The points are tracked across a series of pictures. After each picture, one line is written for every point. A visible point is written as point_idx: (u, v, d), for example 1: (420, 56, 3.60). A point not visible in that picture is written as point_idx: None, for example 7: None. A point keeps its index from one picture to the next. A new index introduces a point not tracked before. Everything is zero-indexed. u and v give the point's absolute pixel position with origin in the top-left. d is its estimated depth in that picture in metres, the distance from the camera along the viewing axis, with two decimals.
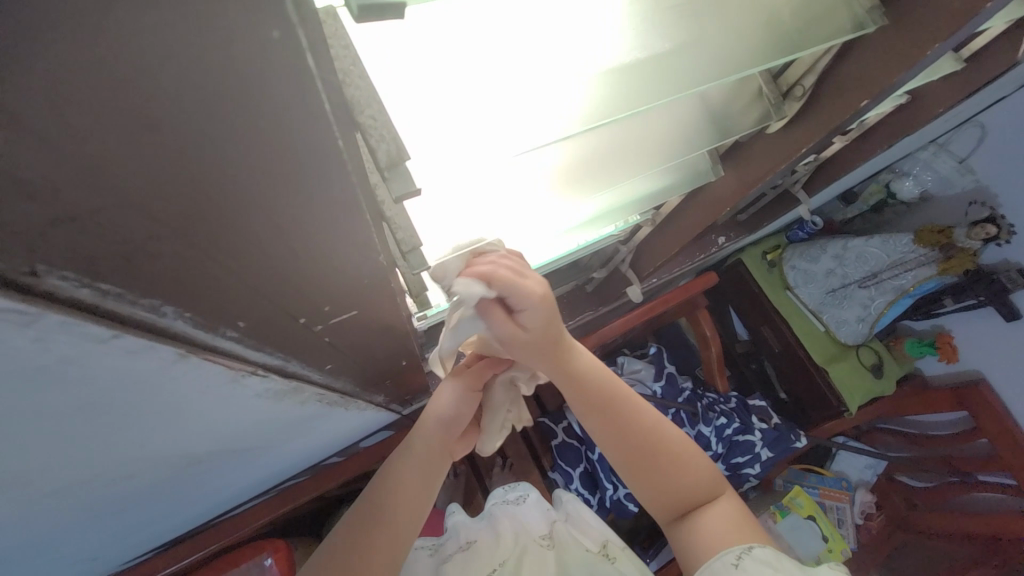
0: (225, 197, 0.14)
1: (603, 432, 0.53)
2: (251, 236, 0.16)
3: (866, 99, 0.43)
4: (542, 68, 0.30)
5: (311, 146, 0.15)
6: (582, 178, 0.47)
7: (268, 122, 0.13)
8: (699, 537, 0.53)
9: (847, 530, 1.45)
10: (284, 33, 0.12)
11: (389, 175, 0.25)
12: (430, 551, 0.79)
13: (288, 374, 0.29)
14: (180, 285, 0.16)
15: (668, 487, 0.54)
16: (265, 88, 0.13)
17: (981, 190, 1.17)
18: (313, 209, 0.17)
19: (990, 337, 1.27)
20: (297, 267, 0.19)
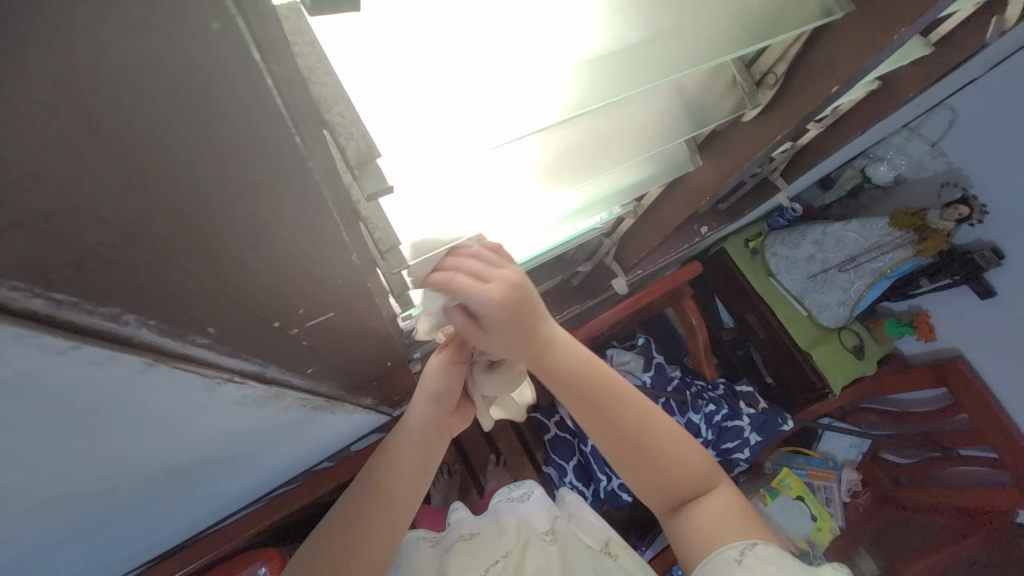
0: (176, 199, 0.14)
1: (594, 428, 0.51)
2: (210, 238, 0.16)
3: (837, 85, 0.44)
4: (511, 63, 0.30)
5: (265, 144, 0.14)
6: (561, 169, 0.47)
7: (218, 121, 0.13)
8: (697, 530, 0.53)
9: (835, 508, 1.49)
10: (225, 25, 0.12)
11: (361, 174, 0.25)
12: (431, 542, 0.78)
13: (267, 379, 0.29)
14: (140, 290, 0.15)
15: (662, 479, 0.53)
16: (212, 86, 0.12)
17: (953, 172, 1.20)
18: (275, 209, 0.16)
19: (965, 315, 1.31)
20: (264, 269, 0.18)
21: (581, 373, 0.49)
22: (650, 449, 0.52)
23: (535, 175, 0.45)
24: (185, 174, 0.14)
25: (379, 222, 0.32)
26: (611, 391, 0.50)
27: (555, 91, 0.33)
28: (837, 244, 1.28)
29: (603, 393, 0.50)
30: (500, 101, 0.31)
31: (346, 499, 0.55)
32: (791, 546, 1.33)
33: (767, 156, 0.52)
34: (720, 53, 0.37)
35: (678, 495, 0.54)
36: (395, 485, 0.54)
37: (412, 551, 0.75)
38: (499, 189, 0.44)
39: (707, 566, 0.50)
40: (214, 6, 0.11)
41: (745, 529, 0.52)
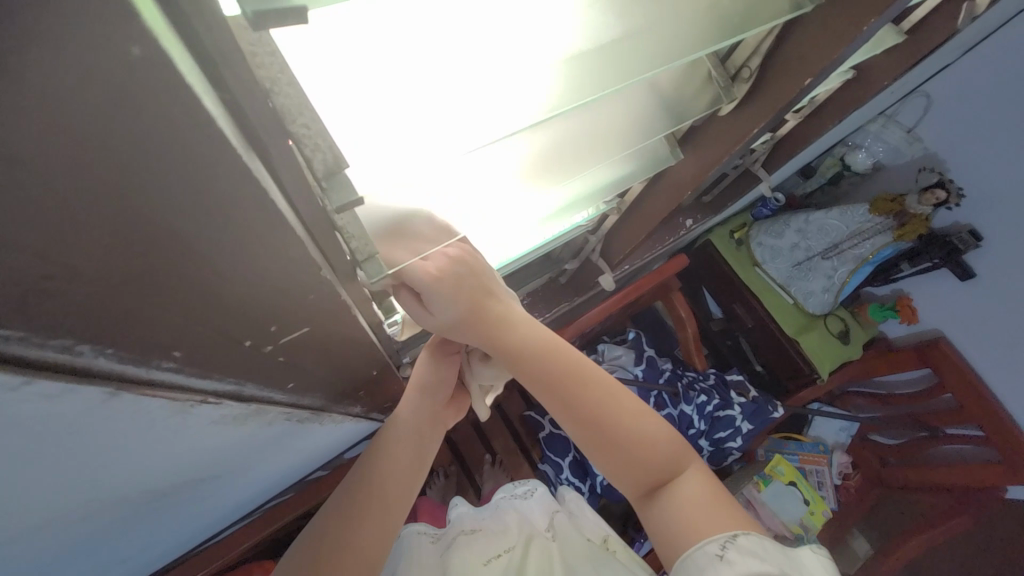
0: (121, 225, 0.14)
1: (556, 411, 0.53)
2: (163, 260, 0.15)
3: (811, 77, 0.44)
4: (480, 65, 0.30)
5: (208, 162, 0.14)
6: (540, 167, 0.47)
7: (153, 145, 0.13)
8: (673, 520, 0.52)
9: (827, 492, 1.51)
10: (147, 48, 0.11)
11: (327, 186, 0.26)
12: (432, 538, 0.78)
13: (245, 398, 0.28)
14: (91, 317, 0.15)
15: (628, 463, 0.53)
16: (144, 110, 0.12)
17: (929, 157, 1.22)
18: (227, 227, 0.16)
19: (946, 297, 1.33)
20: (224, 286, 0.18)
21: (539, 353, 0.51)
22: (612, 433, 0.52)
23: (524, 173, 0.46)
24: (126, 200, 0.13)
25: (354, 231, 0.32)
26: (569, 373, 0.52)
27: (528, 91, 0.33)
28: (820, 231, 1.30)
29: (560, 377, 0.51)
30: (475, 104, 0.31)
31: (333, 502, 0.54)
32: (784, 531, 1.36)
33: (746, 149, 0.52)
34: (694, 49, 0.37)
35: (648, 480, 0.54)
36: (387, 485, 0.54)
37: (411, 544, 0.75)
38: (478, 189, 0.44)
39: (688, 564, 0.48)
40: (133, 30, 0.11)
41: (723, 517, 0.50)
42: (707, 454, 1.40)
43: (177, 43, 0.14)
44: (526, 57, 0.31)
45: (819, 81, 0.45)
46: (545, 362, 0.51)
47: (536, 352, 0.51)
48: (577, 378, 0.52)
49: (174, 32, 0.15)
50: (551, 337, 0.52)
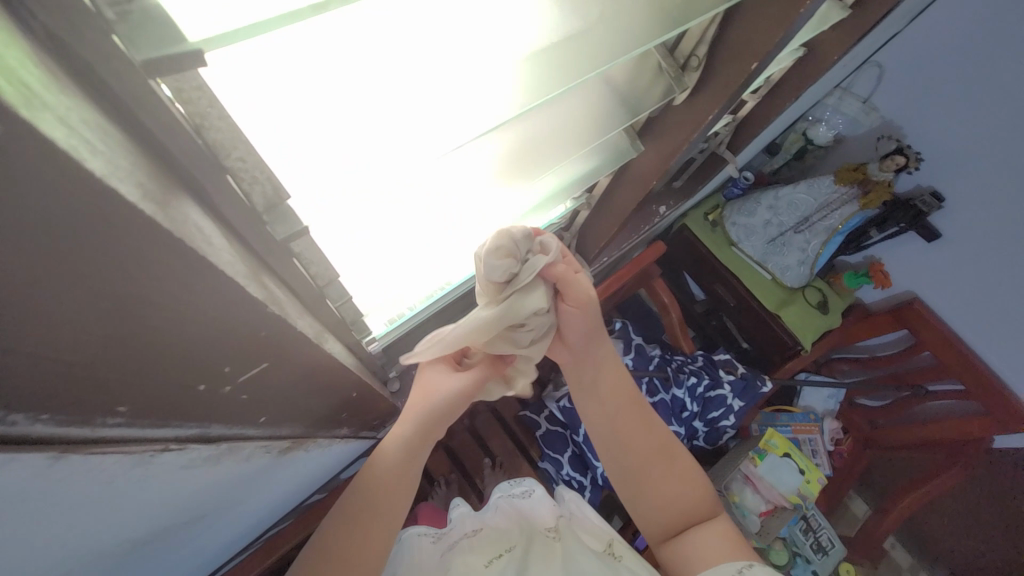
0: (29, 292, 0.14)
1: (612, 437, 0.61)
2: (82, 316, 0.16)
3: (756, 61, 0.45)
4: (431, 78, 0.30)
5: (106, 220, 0.15)
6: (507, 170, 0.47)
7: (41, 213, 0.13)
8: (690, 551, 0.56)
9: (821, 459, 1.55)
10: (9, 125, 0.11)
11: (271, 219, 0.26)
12: (433, 538, 0.78)
13: (212, 439, 0.28)
14: (16, 385, 0.16)
15: (661, 499, 0.59)
16: (22, 180, 0.12)
17: (886, 125, 1.25)
18: (141, 278, 0.17)
19: (915, 259, 1.38)
20: (156, 334, 0.19)
21: (609, 382, 0.62)
22: (658, 465, 0.60)
23: (492, 177, 0.46)
24: (21, 265, 0.14)
25: (312, 258, 0.32)
26: (633, 402, 0.62)
27: (475, 105, 0.33)
28: (790, 206, 1.32)
29: (625, 401, 0.62)
30: (423, 117, 0.31)
31: (344, 500, 0.54)
32: (782, 502, 1.36)
33: (704, 134, 0.53)
34: (632, 47, 0.37)
35: (676, 519, 0.59)
36: (377, 511, 0.53)
37: (416, 547, 0.75)
38: (442, 198, 0.44)
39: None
40: None
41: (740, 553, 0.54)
42: (702, 434, 1.43)
43: (70, 103, 0.15)
44: (469, 67, 0.31)
45: (765, 64, 0.45)
46: (620, 387, 0.62)
47: (607, 381, 0.62)
48: (639, 410, 0.62)
49: (70, 91, 0.15)
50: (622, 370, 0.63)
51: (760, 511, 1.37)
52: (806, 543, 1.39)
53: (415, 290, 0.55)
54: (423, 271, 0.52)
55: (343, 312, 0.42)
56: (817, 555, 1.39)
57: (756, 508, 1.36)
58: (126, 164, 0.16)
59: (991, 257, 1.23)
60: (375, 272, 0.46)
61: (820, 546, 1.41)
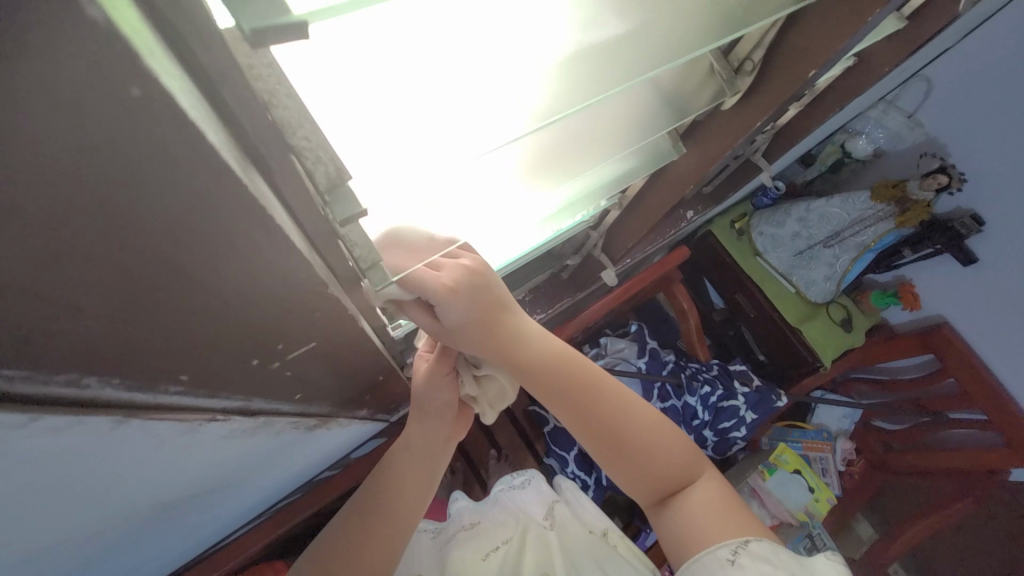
0: (126, 258, 0.15)
1: (577, 424, 0.55)
2: (165, 287, 0.16)
3: (814, 69, 0.43)
4: (491, 72, 0.30)
5: (205, 191, 0.15)
6: (544, 168, 0.47)
7: (148, 182, 0.14)
8: (684, 523, 0.56)
9: (830, 479, 1.52)
10: (146, 89, 0.12)
11: (331, 199, 0.26)
12: (432, 534, 0.80)
13: (252, 412, 0.28)
14: (95, 349, 0.16)
15: (642, 473, 0.57)
16: (140, 150, 0.13)
17: (930, 141, 1.21)
18: (223, 252, 0.17)
19: (948, 283, 1.33)
20: (227, 310, 0.19)
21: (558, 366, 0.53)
22: (629, 444, 0.55)
23: (529, 173, 0.46)
24: (117, 222, 0.14)
25: (357, 239, 0.31)
26: (592, 382, 0.55)
27: (525, 99, 0.33)
28: (822, 219, 1.30)
29: (582, 389, 0.54)
30: (481, 107, 0.31)
31: (386, 493, 0.56)
32: (790, 519, 1.37)
33: (749, 141, 0.52)
34: (688, 50, 0.36)
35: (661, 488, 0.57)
36: (398, 496, 0.56)
37: (420, 543, 0.77)
38: (484, 191, 0.45)
39: (697, 564, 0.52)
40: (134, 74, 0.12)
41: (731, 524, 0.55)
42: (711, 445, 1.41)
43: (168, 64, 0.15)
44: (528, 67, 0.31)
45: (824, 72, 0.44)
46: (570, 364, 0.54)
47: (562, 363, 0.53)
48: (599, 391, 0.55)
49: (166, 51, 0.15)
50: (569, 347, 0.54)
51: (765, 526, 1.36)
52: None
53: None
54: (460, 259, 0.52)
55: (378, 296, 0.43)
56: None
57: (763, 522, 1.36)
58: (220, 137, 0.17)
59: None
60: None
61: None
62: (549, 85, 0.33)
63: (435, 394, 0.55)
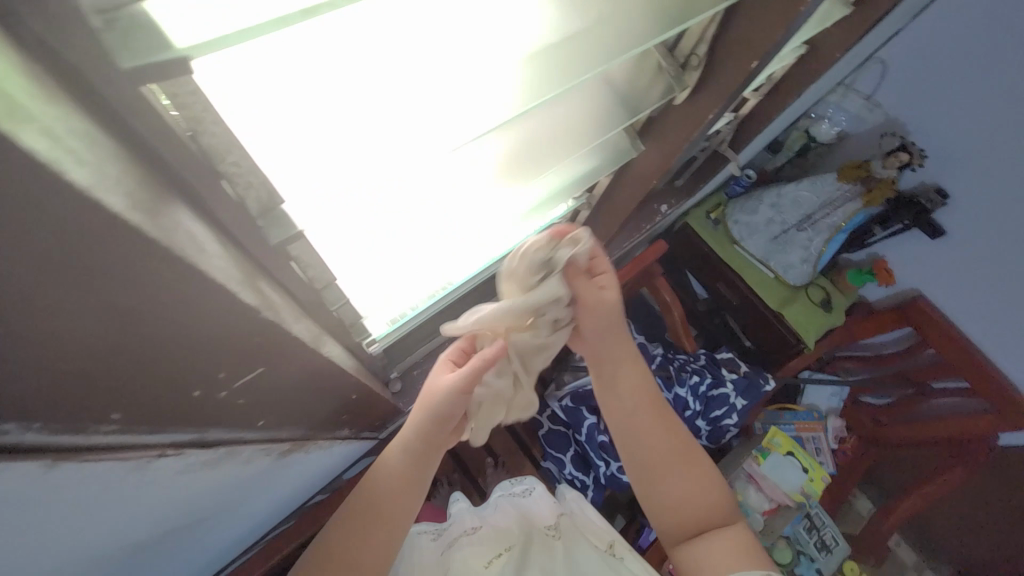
0: (21, 306, 0.15)
1: (633, 439, 0.60)
2: (71, 328, 0.16)
3: (756, 60, 0.44)
4: (433, 74, 0.30)
5: (93, 234, 0.15)
6: (514, 165, 0.46)
7: (32, 230, 0.14)
8: (707, 557, 0.56)
9: (824, 457, 1.55)
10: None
11: (266, 222, 0.28)
12: (433, 535, 0.75)
13: (210, 443, 0.28)
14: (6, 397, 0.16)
15: (679, 503, 0.58)
16: (12, 198, 0.13)
17: (889, 121, 1.25)
18: (129, 288, 0.17)
19: (919, 257, 1.37)
20: (150, 345, 0.19)
21: (632, 378, 0.61)
22: (678, 468, 0.59)
23: (501, 172, 0.46)
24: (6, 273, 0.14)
25: (311, 260, 0.33)
26: (656, 403, 0.61)
27: (470, 101, 0.33)
28: (793, 204, 1.33)
29: (641, 399, 0.61)
30: (427, 111, 0.31)
31: (381, 497, 0.56)
32: (786, 501, 1.35)
33: (705, 133, 0.53)
34: (625, 49, 0.37)
35: (691, 521, 0.58)
36: (383, 510, 0.55)
37: (421, 547, 0.73)
38: (454, 197, 0.44)
39: None
40: None
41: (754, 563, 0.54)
42: (705, 434, 1.42)
43: (54, 111, 0.15)
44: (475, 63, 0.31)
45: (765, 63, 0.45)
46: (638, 385, 0.61)
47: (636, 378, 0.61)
48: (661, 413, 0.61)
49: (47, 94, 0.15)
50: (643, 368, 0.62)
51: (763, 509, 1.36)
52: (810, 541, 1.41)
53: (412, 288, 0.53)
54: (424, 270, 0.52)
55: (338, 313, 0.42)
56: (820, 553, 1.41)
57: (760, 506, 1.36)
58: (116, 176, 0.16)
59: (995, 255, 1.22)
60: (371, 272, 0.45)
61: (825, 544, 1.42)
62: (492, 88, 0.33)
63: (450, 403, 0.55)
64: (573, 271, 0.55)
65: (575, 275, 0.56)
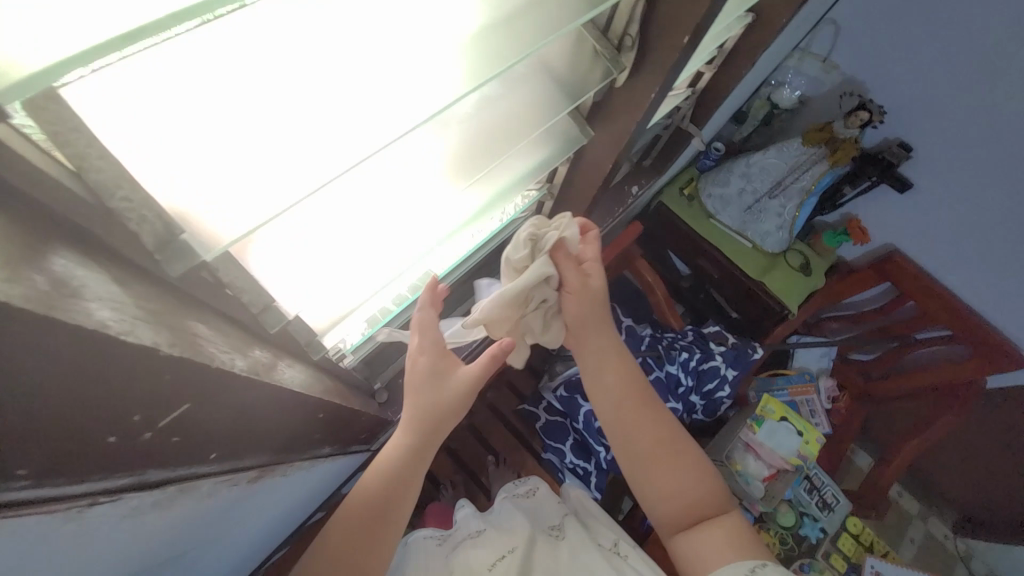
0: None
1: (622, 432, 0.60)
2: None
3: (686, 35, 0.43)
4: (334, 90, 0.31)
5: None
6: (461, 164, 0.45)
7: None
8: (704, 548, 0.56)
9: (819, 418, 1.57)
10: None
11: (165, 257, 0.26)
12: (439, 539, 0.72)
13: (153, 484, 0.27)
14: None
15: (675, 494, 0.58)
16: None
17: (848, 81, 1.25)
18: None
19: (890, 212, 1.38)
20: (46, 403, 0.18)
21: (617, 371, 0.61)
22: (670, 457, 0.59)
23: (447, 172, 0.45)
24: None
25: (244, 286, 0.32)
26: (644, 395, 0.61)
27: (386, 107, 0.33)
28: (762, 171, 1.33)
29: (631, 389, 0.61)
30: (338, 121, 0.31)
31: (361, 522, 0.54)
32: (784, 465, 1.37)
33: (651, 112, 0.53)
34: (541, 38, 0.36)
35: (689, 512, 0.58)
36: (365, 527, 0.54)
37: (421, 550, 0.69)
38: (399, 203, 0.44)
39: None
40: None
41: (750, 548, 0.55)
42: (700, 407, 1.44)
43: None
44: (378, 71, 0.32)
45: (699, 34, 0.44)
46: (623, 377, 0.61)
47: (621, 370, 0.62)
48: (649, 405, 0.61)
49: None
50: (627, 360, 0.62)
51: (763, 476, 1.37)
52: (812, 502, 1.43)
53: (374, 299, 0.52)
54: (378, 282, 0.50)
55: (285, 330, 0.41)
56: (822, 512, 1.43)
57: (759, 474, 1.37)
58: None
59: (963, 203, 1.23)
60: (329, 291, 0.44)
61: (826, 503, 1.44)
62: (408, 91, 0.33)
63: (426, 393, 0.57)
64: (562, 256, 0.57)
65: (561, 261, 0.57)
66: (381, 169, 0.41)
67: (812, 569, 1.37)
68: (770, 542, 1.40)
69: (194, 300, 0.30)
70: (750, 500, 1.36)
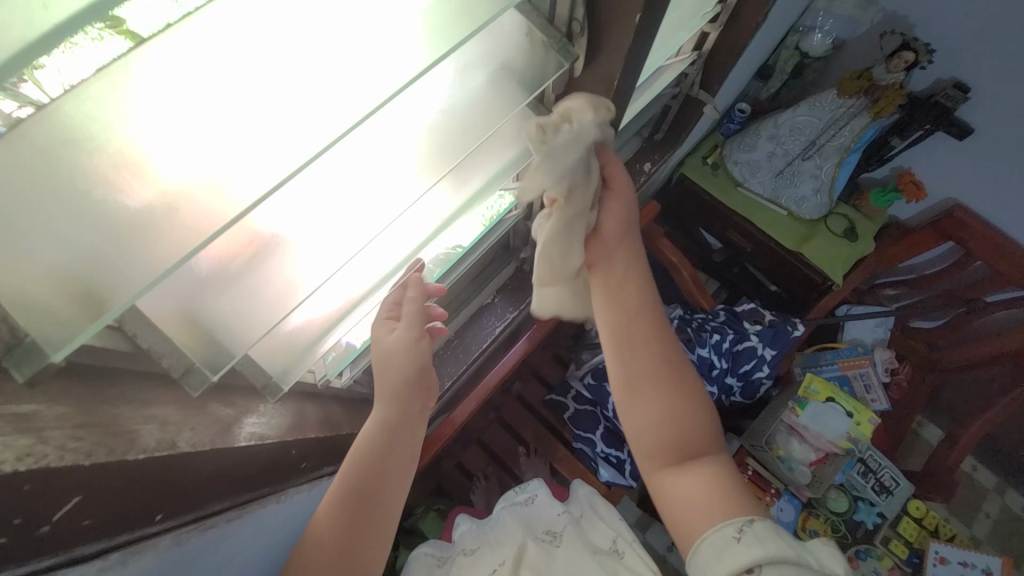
0: None
1: (625, 354, 0.53)
2: None
3: (638, 11, 0.38)
4: (235, 121, 0.28)
5: None
6: (431, 153, 0.40)
7: None
8: (687, 491, 0.51)
9: (877, 394, 1.42)
10: None
11: (15, 363, 0.24)
12: (438, 561, 0.71)
13: (90, 557, 0.27)
14: None
15: (663, 429, 0.52)
16: None
17: (889, 18, 1.10)
18: None
19: (951, 162, 1.21)
20: None
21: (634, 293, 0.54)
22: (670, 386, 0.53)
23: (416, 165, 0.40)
24: None
25: (162, 349, 0.32)
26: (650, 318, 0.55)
27: (289, 137, 0.28)
28: (793, 131, 1.20)
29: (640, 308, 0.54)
30: (239, 154, 0.28)
31: (336, 513, 0.49)
32: (833, 449, 1.26)
33: (621, 97, 0.48)
34: (460, 30, 0.32)
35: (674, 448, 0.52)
36: (321, 554, 0.48)
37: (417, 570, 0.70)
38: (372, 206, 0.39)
39: (704, 541, 0.47)
40: None
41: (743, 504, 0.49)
42: (738, 390, 1.36)
43: None
44: (286, 98, 0.29)
45: (652, 10, 0.38)
46: (626, 291, 0.54)
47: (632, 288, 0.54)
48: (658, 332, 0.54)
49: None
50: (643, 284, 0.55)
51: (810, 460, 1.29)
52: (867, 486, 1.34)
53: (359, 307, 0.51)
54: (361, 282, 0.49)
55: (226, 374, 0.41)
56: (880, 496, 1.34)
57: (806, 458, 1.28)
58: None
59: None
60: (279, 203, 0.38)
61: (883, 486, 1.35)
62: (315, 117, 0.29)
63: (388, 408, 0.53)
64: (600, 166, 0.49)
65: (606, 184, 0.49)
66: (341, 170, 0.38)
67: (871, 556, 1.31)
68: (819, 528, 1.32)
69: (104, 376, 0.30)
70: (796, 486, 1.29)
